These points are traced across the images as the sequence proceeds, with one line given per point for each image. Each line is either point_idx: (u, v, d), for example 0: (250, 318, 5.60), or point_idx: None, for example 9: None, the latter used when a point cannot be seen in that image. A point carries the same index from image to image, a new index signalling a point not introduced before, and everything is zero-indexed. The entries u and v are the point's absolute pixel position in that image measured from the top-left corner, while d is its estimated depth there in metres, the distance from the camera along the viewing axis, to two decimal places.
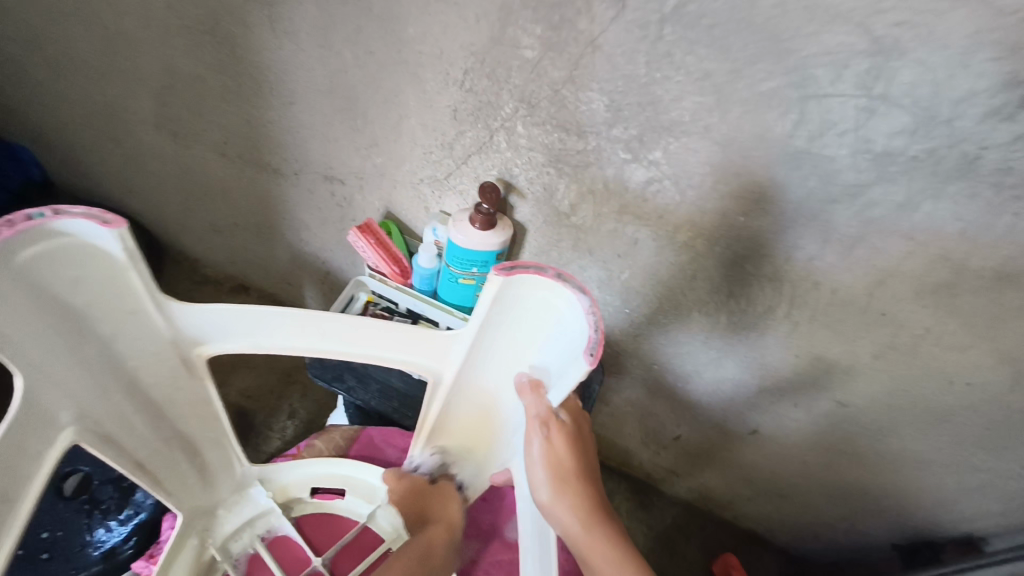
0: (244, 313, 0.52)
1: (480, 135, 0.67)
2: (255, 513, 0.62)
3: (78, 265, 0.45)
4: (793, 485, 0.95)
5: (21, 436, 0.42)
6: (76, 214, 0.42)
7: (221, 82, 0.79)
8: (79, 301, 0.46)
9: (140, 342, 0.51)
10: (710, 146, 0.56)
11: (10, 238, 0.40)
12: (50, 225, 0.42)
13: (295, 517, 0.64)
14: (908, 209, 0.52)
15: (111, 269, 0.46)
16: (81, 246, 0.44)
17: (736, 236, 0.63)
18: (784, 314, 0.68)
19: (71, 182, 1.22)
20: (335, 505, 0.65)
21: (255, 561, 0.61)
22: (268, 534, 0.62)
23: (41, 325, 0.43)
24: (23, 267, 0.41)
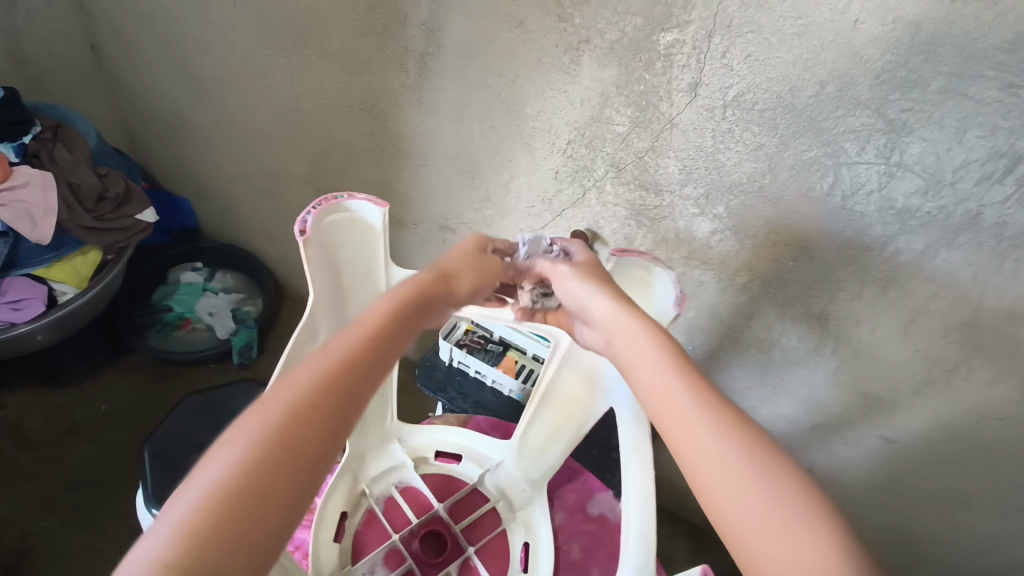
0: None
1: (576, 193, 0.84)
2: (392, 465, 0.73)
3: (350, 233, 0.66)
4: (847, 531, 1.00)
5: (296, 356, 0.59)
6: (360, 198, 0.65)
7: (367, 147, 1.00)
8: (346, 261, 0.67)
9: (366, 297, 0.68)
10: (764, 202, 0.71)
11: (325, 208, 0.64)
12: (345, 204, 0.65)
13: (421, 473, 0.73)
14: (928, 255, 0.65)
15: (365, 236, 0.67)
16: (357, 220, 0.67)
17: (786, 280, 0.76)
18: (830, 350, 0.79)
19: (218, 231, 1.48)
20: (453, 468, 0.75)
21: (390, 504, 0.70)
22: (400, 485, 0.72)
23: (328, 272, 0.64)
24: (325, 227, 0.64)
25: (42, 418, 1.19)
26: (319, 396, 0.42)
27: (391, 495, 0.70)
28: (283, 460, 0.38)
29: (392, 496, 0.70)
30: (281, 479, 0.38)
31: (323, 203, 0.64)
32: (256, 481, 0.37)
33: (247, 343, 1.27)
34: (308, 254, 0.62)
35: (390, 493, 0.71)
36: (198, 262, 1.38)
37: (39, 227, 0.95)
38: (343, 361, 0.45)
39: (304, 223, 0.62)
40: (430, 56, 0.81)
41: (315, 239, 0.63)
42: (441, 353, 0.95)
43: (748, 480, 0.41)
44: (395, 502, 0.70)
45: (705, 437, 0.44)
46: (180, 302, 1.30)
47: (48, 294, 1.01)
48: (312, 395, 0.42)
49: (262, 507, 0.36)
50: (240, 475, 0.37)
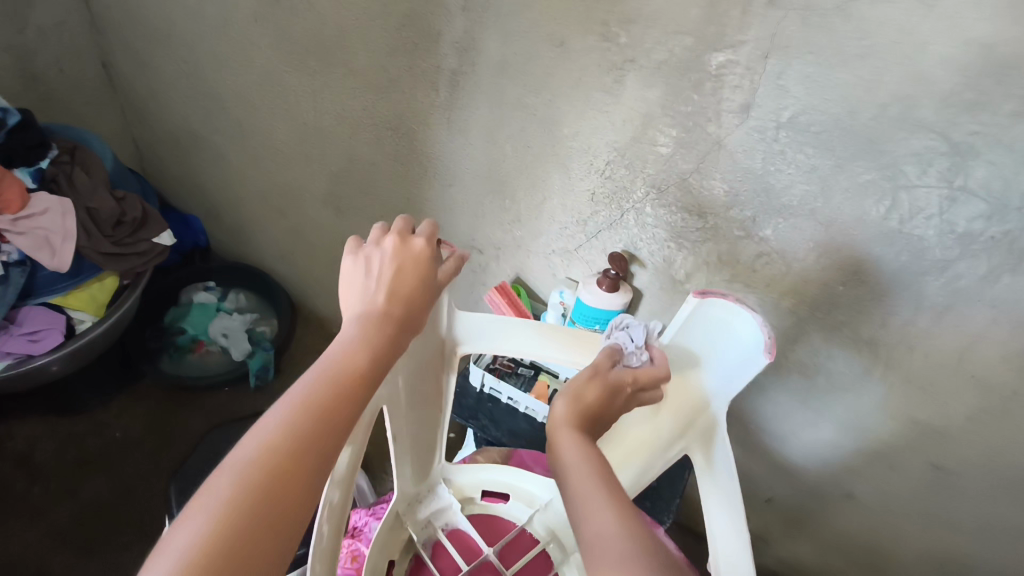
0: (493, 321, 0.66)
1: (613, 214, 0.82)
2: (439, 507, 0.69)
3: None
4: (888, 556, 0.98)
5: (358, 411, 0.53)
6: None
7: (392, 167, 0.98)
8: None
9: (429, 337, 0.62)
10: (815, 225, 0.69)
11: None
12: None
13: (468, 515, 0.71)
14: (990, 281, 0.63)
15: None
16: None
17: (835, 304, 0.74)
18: (879, 375, 0.77)
19: (230, 249, 1.45)
20: (500, 508, 0.72)
21: (438, 549, 0.68)
22: (448, 528, 0.69)
23: None
24: None
25: (54, 448, 1.16)
26: (292, 460, 0.39)
27: (438, 540, 0.68)
28: (249, 520, 0.36)
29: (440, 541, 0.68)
30: (255, 551, 0.35)
31: None
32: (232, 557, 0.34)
33: (264, 365, 1.25)
34: None
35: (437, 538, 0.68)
36: (210, 281, 1.35)
37: (58, 254, 0.93)
38: (311, 415, 0.42)
39: None
40: (463, 75, 0.79)
41: None
42: (472, 378, 0.92)
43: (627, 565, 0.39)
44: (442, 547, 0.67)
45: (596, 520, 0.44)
46: (193, 323, 1.27)
47: (66, 323, 1.01)
48: (287, 456, 0.39)
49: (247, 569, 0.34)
50: (217, 536, 0.35)
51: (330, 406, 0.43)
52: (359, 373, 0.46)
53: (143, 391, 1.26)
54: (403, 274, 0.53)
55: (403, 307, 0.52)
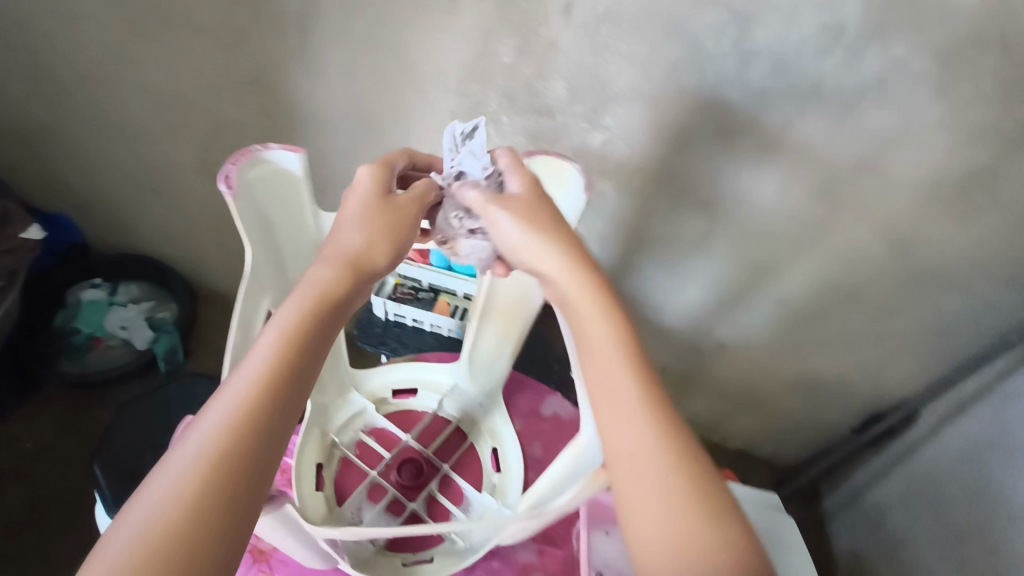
0: None
1: (475, 129, 0.89)
2: (355, 411, 0.71)
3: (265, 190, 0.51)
4: (761, 388, 1.14)
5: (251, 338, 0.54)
6: (275, 146, 0.50)
7: (259, 122, 0.99)
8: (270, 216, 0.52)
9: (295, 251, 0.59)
10: (644, 106, 0.79)
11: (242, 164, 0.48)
12: (262, 156, 0.50)
13: (385, 414, 0.73)
14: (786, 129, 0.75)
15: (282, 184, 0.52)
16: (270, 173, 0.50)
17: (675, 174, 0.85)
18: (721, 231, 0.90)
19: (109, 241, 1.40)
20: (412, 402, 0.75)
21: (363, 448, 0.70)
22: (368, 429, 0.72)
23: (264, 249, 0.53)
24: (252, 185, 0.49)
25: None
26: (231, 459, 0.37)
27: (362, 441, 0.70)
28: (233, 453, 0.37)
29: (364, 441, 0.70)
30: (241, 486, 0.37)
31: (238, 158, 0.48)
32: (217, 502, 0.35)
33: (171, 348, 1.25)
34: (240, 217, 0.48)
35: (359, 438, 0.70)
36: (96, 277, 1.30)
37: None
38: (252, 412, 0.39)
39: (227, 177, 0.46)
40: (308, 17, 0.81)
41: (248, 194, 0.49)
42: (376, 308, 0.99)
43: (655, 445, 0.41)
44: (367, 446, 0.70)
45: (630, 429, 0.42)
46: (87, 321, 1.24)
47: None
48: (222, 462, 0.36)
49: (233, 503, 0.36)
50: (196, 483, 0.36)
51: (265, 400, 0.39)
52: (321, 321, 0.44)
53: (46, 398, 1.23)
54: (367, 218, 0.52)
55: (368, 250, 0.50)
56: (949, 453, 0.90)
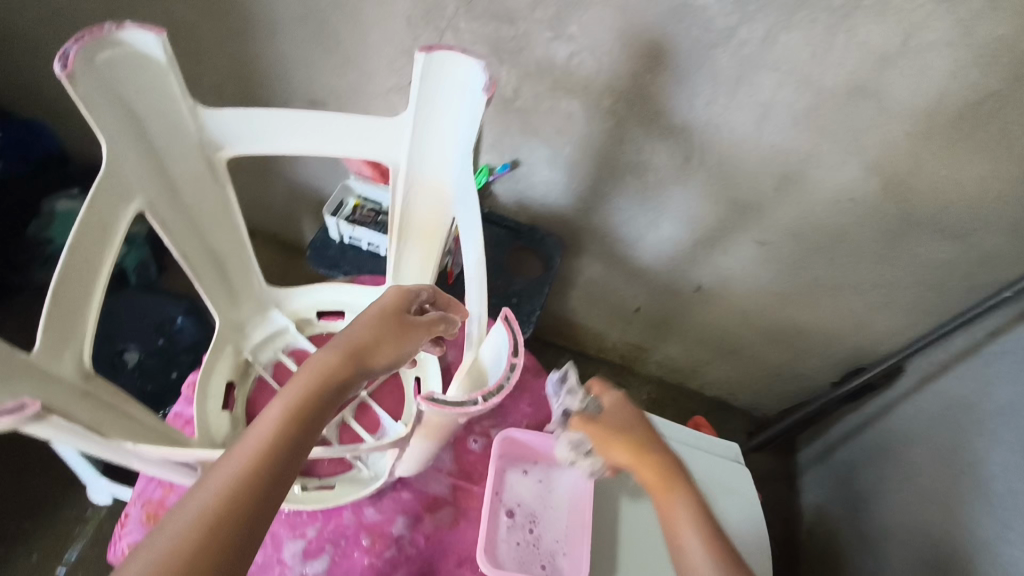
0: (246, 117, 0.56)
1: (433, 37, 0.81)
2: (275, 332, 0.68)
3: (135, 77, 0.50)
4: (742, 339, 1.07)
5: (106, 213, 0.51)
6: (132, 26, 0.48)
7: (210, 24, 0.92)
8: (137, 102, 0.51)
9: (177, 144, 0.56)
10: (612, 13, 0.70)
11: (87, 46, 0.46)
12: (116, 36, 0.48)
13: (308, 336, 0.69)
14: (769, 42, 0.66)
15: (150, 70, 0.51)
16: (133, 55, 0.49)
17: (646, 93, 0.76)
18: (697, 162, 0.81)
19: (84, 154, 1.36)
20: (338, 325, 0.70)
21: (281, 370, 0.67)
22: (289, 350, 0.68)
23: (123, 132, 0.51)
24: (102, 69, 0.48)
25: None
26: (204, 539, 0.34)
27: (281, 362, 0.67)
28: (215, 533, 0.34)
29: (282, 363, 0.67)
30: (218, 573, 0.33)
31: (82, 38, 0.46)
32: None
33: (141, 262, 1.20)
34: (83, 97, 0.46)
35: (278, 359, 0.67)
36: (73, 187, 1.27)
37: None
38: (240, 493, 0.36)
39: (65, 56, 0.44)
40: None
41: (88, 76, 0.46)
42: (330, 230, 0.94)
43: None
44: (286, 368, 0.67)
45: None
46: (59, 232, 1.21)
47: None
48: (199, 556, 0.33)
49: None
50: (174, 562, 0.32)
51: (257, 483, 0.37)
52: (312, 410, 0.41)
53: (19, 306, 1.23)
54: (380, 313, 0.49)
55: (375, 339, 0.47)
56: (928, 413, 0.83)
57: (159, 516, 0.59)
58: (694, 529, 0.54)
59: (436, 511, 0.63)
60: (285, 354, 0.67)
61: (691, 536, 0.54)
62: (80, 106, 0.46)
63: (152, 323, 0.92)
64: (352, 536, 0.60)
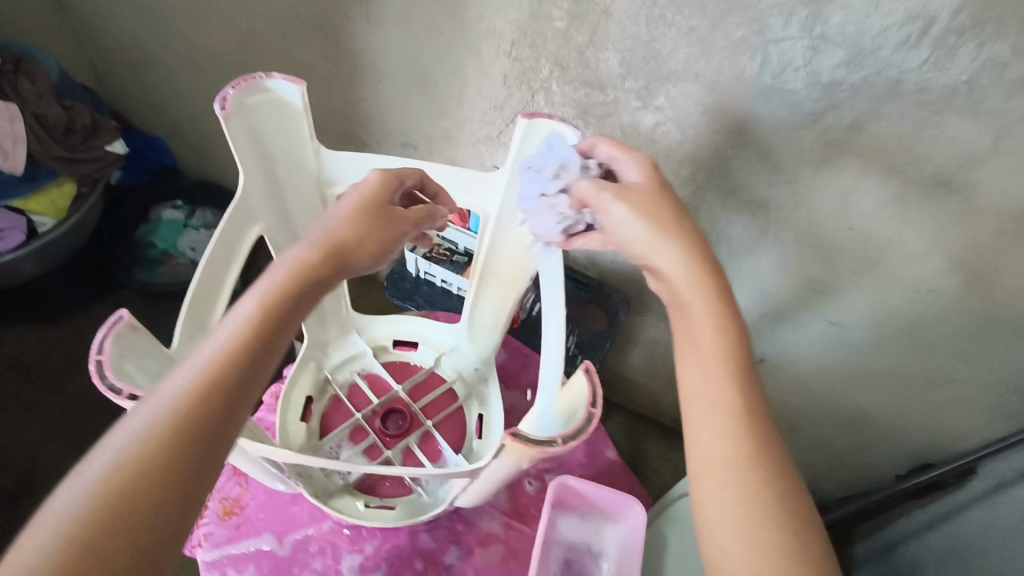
0: (360, 160, 0.66)
1: (525, 96, 0.85)
2: (353, 355, 0.73)
3: (275, 118, 0.62)
4: (805, 417, 1.05)
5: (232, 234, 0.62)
6: (278, 76, 0.60)
7: (325, 68, 1.00)
8: (272, 141, 0.63)
9: (297, 178, 0.67)
10: (700, 89, 0.72)
11: (243, 89, 0.58)
12: (264, 84, 0.60)
13: (383, 362, 0.74)
14: (856, 129, 0.67)
15: (287, 116, 0.63)
16: (276, 102, 0.61)
17: (726, 166, 0.78)
18: (774, 237, 0.82)
19: (193, 171, 1.48)
20: (411, 355, 0.74)
21: (354, 390, 0.71)
22: (364, 372, 0.73)
23: (257, 162, 0.62)
24: (249, 110, 0.60)
25: (41, 352, 1.22)
26: (188, 424, 0.37)
27: (355, 383, 0.72)
28: (192, 414, 0.38)
29: (356, 384, 0.72)
30: (203, 453, 0.37)
31: (241, 83, 0.58)
32: (177, 469, 0.36)
33: None
34: (233, 131, 0.58)
35: (353, 380, 0.72)
36: (178, 201, 1.38)
37: (11, 157, 0.91)
38: (220, 379, 0.40)
39: (225, 98, 0.57)
40: None
41: (239, 114, 0.58)
42: (408, 265, 1.00)
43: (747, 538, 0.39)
44: (359, 388, 0.71)
45: (719, 461, 0.42)
46: (162, 238, 1.32)
47: (27, 224, 0.99)
48: (179, 435, 0.36)
49: (194, 473, 0.36)
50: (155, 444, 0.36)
51: (235, 371, 0.41)
52: (283, 306, 0.45)
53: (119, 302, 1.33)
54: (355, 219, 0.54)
55: (347, 250, 0.53)
56: (997, 524, 0.77)
57: None
58: (718, 396, 0.43)
59: None
60: (359, 376, 0.72)
61: (705, 400, 0.44)
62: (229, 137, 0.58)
63: None
64: (406, 558, 0.72)
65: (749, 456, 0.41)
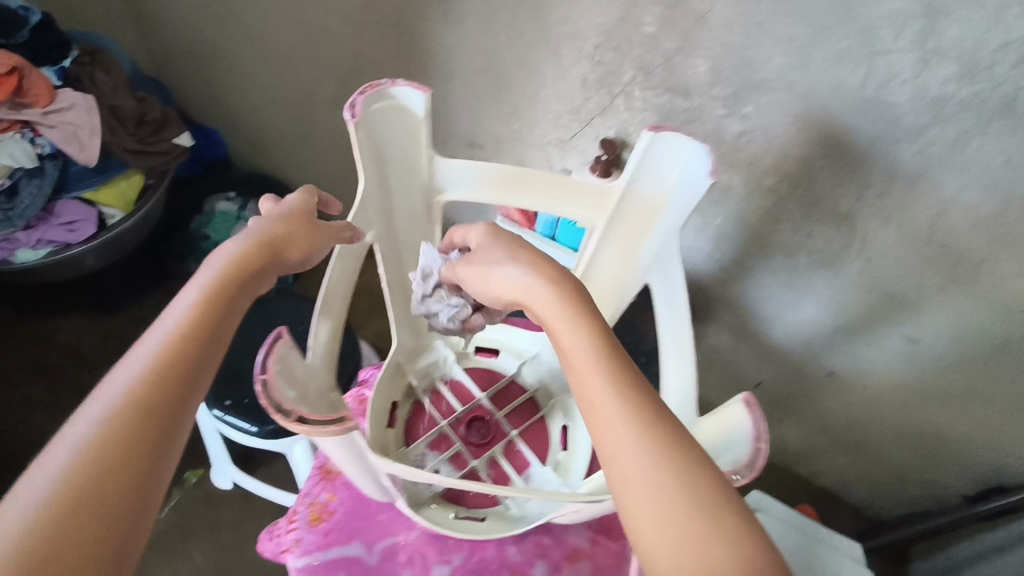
0: (469, 170, 0.64)
1: (604, 100, 0.85)
2: (437, 360, 0.74)
3: (394, 125, 0.61)
4: (866, 431, 1.04)
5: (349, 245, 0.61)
6: (404, 83, 0.58)
7: (395, 66, 1.00)
8: (390, 149, 0.62)
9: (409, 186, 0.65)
10: (793, 98, 0.71)
11: (369, 95, 0.57)
12: (389, 91, 0.59)
13: (464, 368, 0.75)
14: (960, 145, 0.65)
15: (407, 124, 0.61)
16: (398, 109, 0.60)
17: (813, 178, 0.77)
18: (856, 251, 0.81)
19: (245, 162, 1.49)
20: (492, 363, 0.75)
21: (437, 395, 0.72)
22: (446, 379, 0.73)
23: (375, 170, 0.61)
24: (372, 118, 0.59)
25: (98, 340, 1.24)
26: (130, 431, 0.34)
27: (437, 388, 0.72)
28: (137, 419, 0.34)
29: (438, 389, 0.72)
30: (144, 459, 0.33)
31: (366, 90, 0.57)
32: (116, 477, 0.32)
33: None
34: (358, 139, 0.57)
35: (435, 385, 0.72)
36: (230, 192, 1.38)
37: (86, 148, 0.94)
38: (162, 377, 0.36)
39: (353, 106, 0.56)
40: None
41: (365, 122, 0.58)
42: None
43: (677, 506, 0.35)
44: (441, 394, 0.72)
45: (613, 433, 0.38)
46: (216, 229, 1.31)
47: (97, 216, 1.01)
48: (118, 449, 0.33)
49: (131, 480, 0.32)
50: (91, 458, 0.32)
51: (180, 367, 0.38)
52: (219, 300, 0.43)
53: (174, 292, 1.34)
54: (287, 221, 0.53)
55: (279, 246, 0.51)
56: None
57: (324, 518, 0.65)
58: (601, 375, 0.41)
59: (576, 562, 0.64)
60: (441, 382, 0.73)
61: (588, 383, 0.41)
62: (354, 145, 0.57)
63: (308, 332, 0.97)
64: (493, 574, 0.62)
65: (656, 427, 0.38)
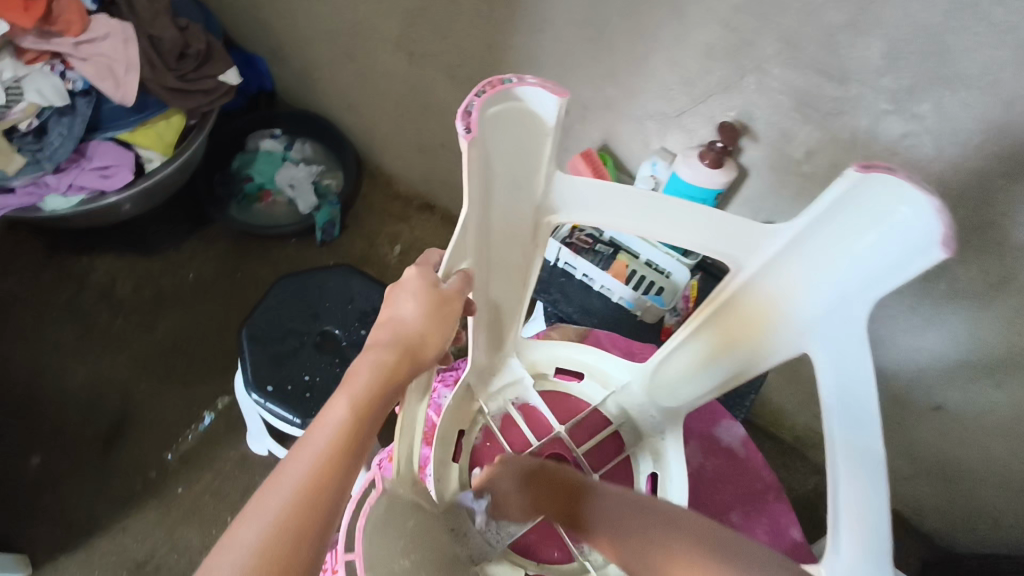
0: (603, 190, 0.52)
1: (730, 75, 0.69)
2: (510, 381, 0.69)
3: (514, 134, 0.49)
4: (963, 470, 0.92)
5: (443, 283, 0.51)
6: (533, 83, 0.46)
7: (474, 6, 0.86)
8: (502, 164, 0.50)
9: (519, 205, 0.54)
10: (990, 101, 0.56)
11: (489, 96, 0.45)
12: (513, 91, 0.46)
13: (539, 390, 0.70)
14: None
15: (531, 135, 0.49)
16: (522, 115, 0.47)
17: (987, 199, 0.62)
18: (1017, 287, 0.67)
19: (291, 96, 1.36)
20: (572, 387, 0.71)
21: (506, 421, 0.68)
22: (518, 402, 0.69)
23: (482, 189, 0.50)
24: (490, 126, 0.47)
25: (133, 284, 1.18)
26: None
27: (508, 413, 0.68)
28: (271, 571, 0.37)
29: (509, 414, 0.68)
30: None
31: (486, 89, 0.45)
32: None
33: (330, 221, 1.21)
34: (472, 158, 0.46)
35: (506, 409, 0.68)
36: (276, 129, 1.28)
37: (122, 85, 0.87)
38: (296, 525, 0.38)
39: (467, 115, 0.45)
40: None
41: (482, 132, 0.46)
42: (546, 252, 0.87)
43: None
44: (512, 420, 0.68)
45: None
46: (259, 171, 1.22)
47: (134, 161, 0.95)
48: None
49: None
50: None
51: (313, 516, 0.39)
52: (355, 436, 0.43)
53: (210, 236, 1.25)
54: (425, 315, 0.50)
55: (409, 351, 0.50)
56: None
57: None
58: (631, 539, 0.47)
59: None
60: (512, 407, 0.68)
61: None
62: (466, 166, 0.46)
63: (356, 312, 0.88)
64: None
65: None
